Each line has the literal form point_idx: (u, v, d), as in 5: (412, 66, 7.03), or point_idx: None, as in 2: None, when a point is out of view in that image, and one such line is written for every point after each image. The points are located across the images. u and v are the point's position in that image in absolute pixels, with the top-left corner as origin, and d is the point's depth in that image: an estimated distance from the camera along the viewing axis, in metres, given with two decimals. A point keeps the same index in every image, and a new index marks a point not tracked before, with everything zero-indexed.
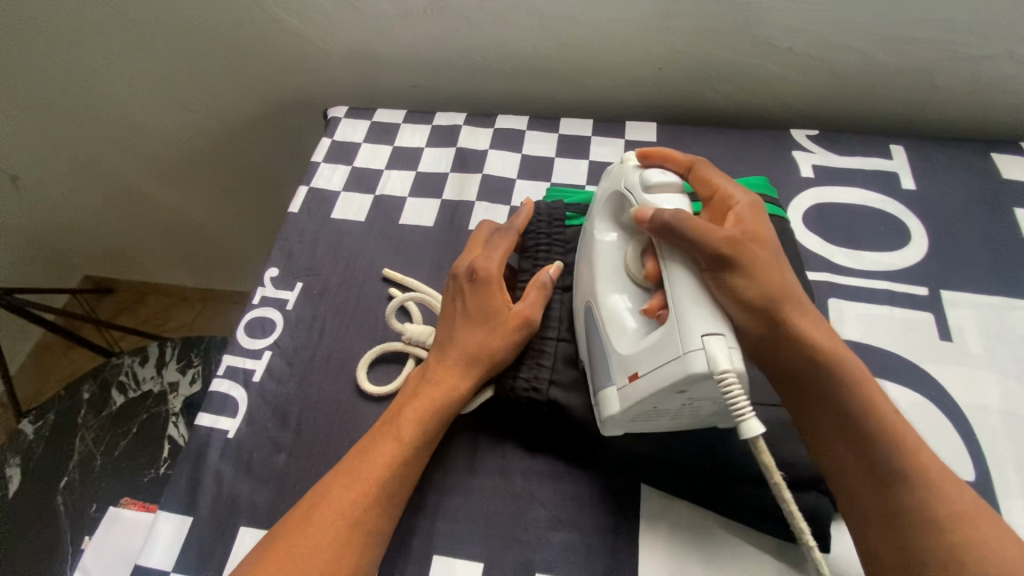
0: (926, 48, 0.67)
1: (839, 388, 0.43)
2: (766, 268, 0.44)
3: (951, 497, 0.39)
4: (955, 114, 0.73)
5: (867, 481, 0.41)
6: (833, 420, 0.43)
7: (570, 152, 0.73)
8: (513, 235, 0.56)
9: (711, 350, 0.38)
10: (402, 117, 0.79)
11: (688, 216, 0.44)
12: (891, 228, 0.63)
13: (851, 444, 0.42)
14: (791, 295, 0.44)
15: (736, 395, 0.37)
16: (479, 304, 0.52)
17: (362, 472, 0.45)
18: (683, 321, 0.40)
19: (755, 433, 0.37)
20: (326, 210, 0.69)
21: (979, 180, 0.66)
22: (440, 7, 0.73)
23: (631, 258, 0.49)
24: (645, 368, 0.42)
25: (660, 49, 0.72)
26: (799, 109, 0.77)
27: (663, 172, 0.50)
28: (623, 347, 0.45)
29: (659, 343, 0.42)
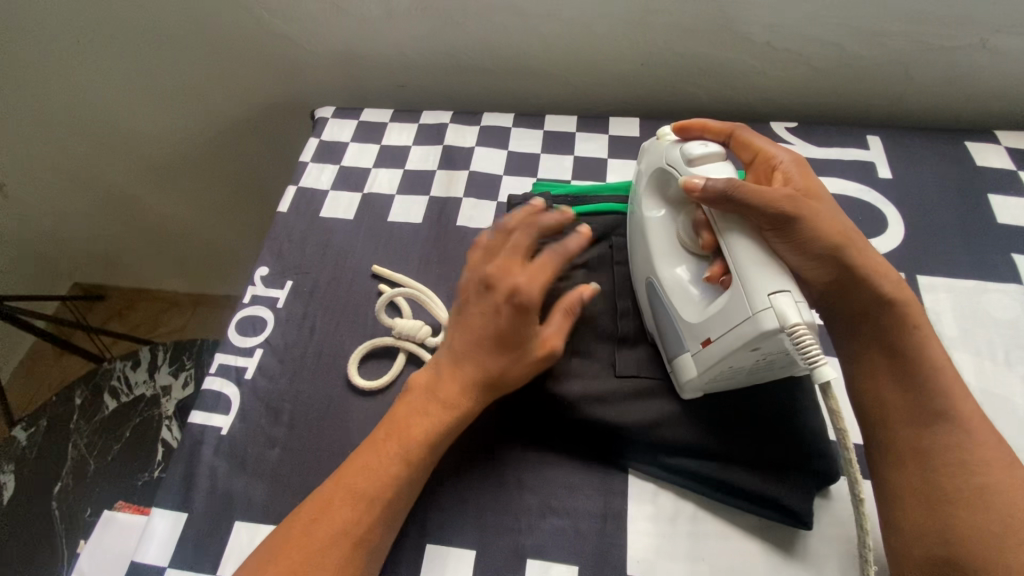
0: (900, 40, 0.69)
1: (900, 330, 0.44)
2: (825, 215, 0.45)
3: (984, 438, 0.40)
4: (931, 104, 0.75)
5: (907, 417, 0.42)
6: (892, 366, 0.44)
7: (555, 148, 0.74)
8: (559, 254, 0.50)
9: (781, 308, 0.39)
10: (388, 116, 0.80)
11: (738, 182, 0.44)
12: (868, 216, 0.65)
13: (898, 386, 0.43)
14: (852, 238, 0.45)
15: (811, 349, 0.38)
16: (512, 329, 0.47)
17: (365, 490, 0.44)
18: (747, 282, 0.42)
19: (829, 378, 0.39)
20: (314, 209, 0.70)
21: (953, 168, 0.68)
22: (425, 7, 0.74)
23: (683, 235, 0.51)
24: (717, 333, 0.43)
25: (641, 45, 0.74)
26: (777, 102, 0.78)
27: (703, 144, 0.50)
28: (691, 316, 0.46)
29: (727, 308, 0.43)
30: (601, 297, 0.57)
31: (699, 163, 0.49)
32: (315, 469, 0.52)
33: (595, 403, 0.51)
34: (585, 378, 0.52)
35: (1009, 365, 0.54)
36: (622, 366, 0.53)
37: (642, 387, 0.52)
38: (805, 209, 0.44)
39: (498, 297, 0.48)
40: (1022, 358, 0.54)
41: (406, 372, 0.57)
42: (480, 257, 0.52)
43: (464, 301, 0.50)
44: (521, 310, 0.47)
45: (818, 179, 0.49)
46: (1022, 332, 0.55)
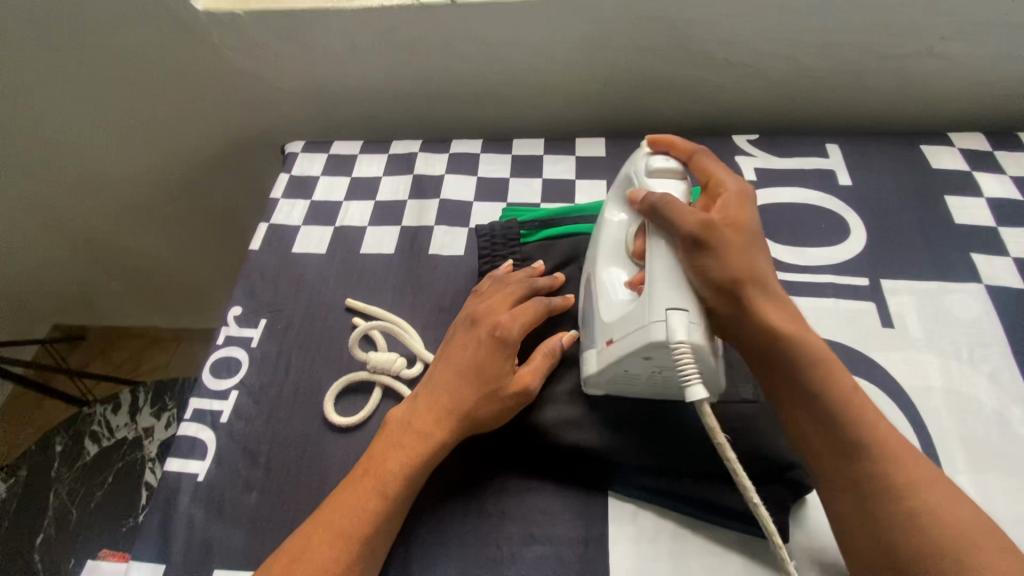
0: (851, 51, 0.71)
1: (800, 370, 0.44)
2: (734, 254, 0.45)
3: (905, 463, 0.40)
4: (886, 109, 0.77)
5: (827, 454, 0.42)
6: (794, 399, 0.44)
7: (523, 172, 0.75)
8: (544, 306, 0.53)
9: (671, 322, 0.42)
10: (358, 148, 0.80)
11: (671, 200, 0.46)
12: (831, 223, 0.66)
13: (816, 422, 0.43)
14: (758, 280, 0.45)
15: (685, 365, 0.41)
16: (486, 361, 0.49)
17: (344, 526, 0.44)
18: (651, 292, 0.44)
19: (695, 398, 0.41)
20: (287, 246, 0.70)
21: (910, 171, 0.70)
22: (389, 40, 0.75)
23: (627, 238, 0.52)
24: (618, 334, 0.46)
25: (602, 66, 0.75)
26: (739, 115, 0.80)
27: (666, 159, 0.51)
28: (605, 315, 0.48)
29: (631, 313, 0.45)
30: (571, 318, 0.57)
31: (655, 176, 0.50)
32: (294, 510, 0.51)
33: (573, 428, 0.51)
34: (563, 404, 0.52)
35: (974, 363, 0.55)
36: None
37: (614, 406, 0.52)
38: (717, 242, 0.45)
39: (481, 330, 0.51)
40: (986, 356, 0.55)
41: (383, 405, 0.57)
42: (473, 302, 0.56)
43: (452, 334, 0.53)
44: (498, 345, 0.49)
45: (755, 217, 0.48)
46: (983, 330, 0.57)
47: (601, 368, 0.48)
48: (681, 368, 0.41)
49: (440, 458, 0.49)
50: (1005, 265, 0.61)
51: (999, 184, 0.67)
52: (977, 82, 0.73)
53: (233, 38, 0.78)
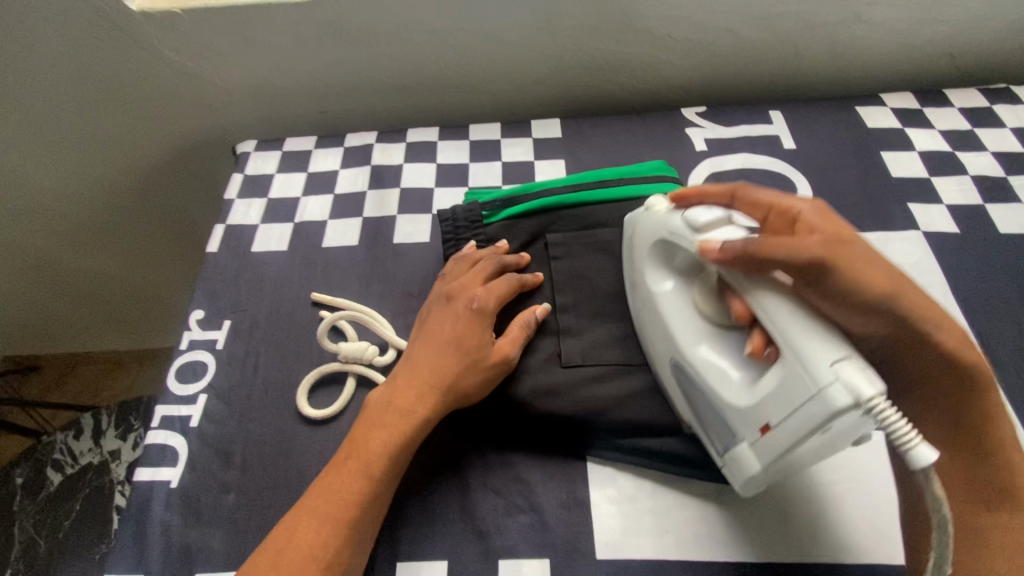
0: (785, 20, 0.74)
1: (969, 388, 0.40)
2: (869, 266, 0.39)
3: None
4: (823, 76, 0.81)
5: (962, 474, 0.41)
6: (950, 429, 0.42)
7: (481, 156, 0.75)
8: (515, 280, 0.55)
9: (849, 379, 0.35)
10: (313, 143, 0.79)
11: (756, 241, 0.40)
12: (779, 184, 0.69)
13: (956, 446, 0.42)
14: (902, 286, 0.39)
15: (894, 421, 0.35)
16: (466, 335, 0.50)
17: (331, 510, 0.43)
18: (803, 356, 0.37)
19: (927, 462, 0.35)
20: (246, 245, 0.69)
21: (848, 131, 0.73)
22: (335, 32, 0.74)
23: (699, 304, 0.47)
24: (777, 418, 0.39)
25: (551, 48, 0.76)
26: (686, 89, 0.82)
27: (707, 210, 0.45)
28: (738, 400, 0.42)
29: (781, 387, 0.38)
30: (541, 293, 0.58)
31: (706, 230, 0.44)
32: (274, 506, 0.51)
33: (550, 397, 0.52)
34: (539, 373, 0.53)
35: None
36: (568, 356, 0.54)
37: (589, 373, 0.53)
38: (843, 259, 0.39)
39: (459, 304, 0.52)
40: None
41: (357, 394, 0.56)
42: (445, 280, 0.57)
43: (428, 312, 0.54)
44: (477, 317, 0.51)
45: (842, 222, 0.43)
46: (924, 274, 0.60)
47: (764, 460, 0.40)
48: (897, 432, 0.35)
49: (424, 436, 0.49)
50: (939, 212, 0.65)
51: (929, 139, 0.71)
52: (902, 44, 0.77)
53: (172, 38, 0.76)
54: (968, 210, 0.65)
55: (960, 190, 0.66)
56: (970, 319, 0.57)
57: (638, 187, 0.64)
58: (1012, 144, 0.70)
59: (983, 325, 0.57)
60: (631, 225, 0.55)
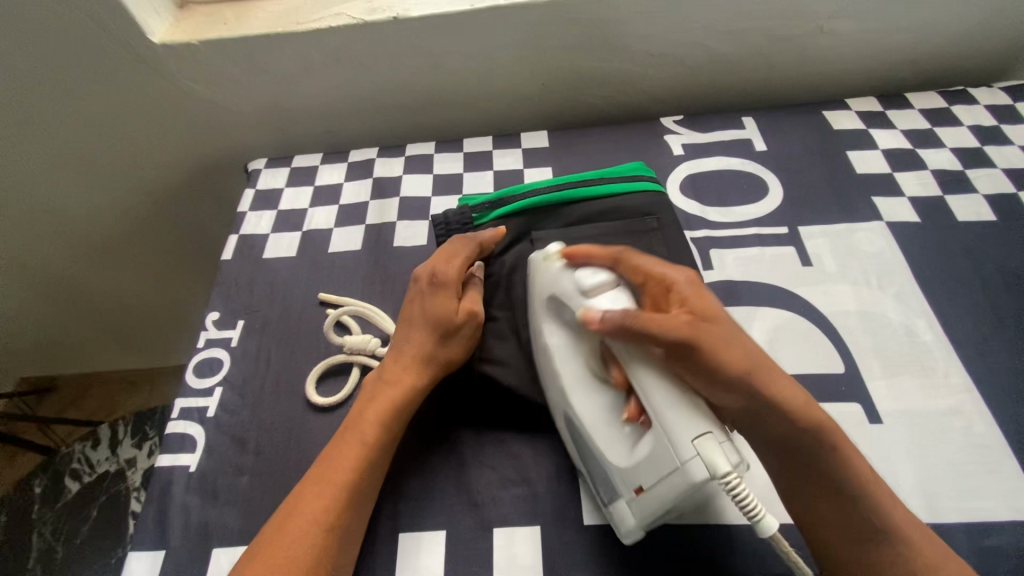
0: (752, 35, 0.80)
1: (826, 454, 0.44)
2: (728, 346, 0.44)
3: (918, 541, 0.42)
4: (793, 84, 0.87)
5: (850, 538, 0.43)
6: (827, 499, 0.44)
7: (475, 166, 0.81)
8: (472, 242, 0.60)
9: (708, 455, 0.40)
10: (318, 160, 0.85)
11: (631, 314, 0.45)
12: (752, 183, 0.73)
13: (839, 514, 0.44)
14: (760, 368, 0.45)
15: (746, 495, 0.39)
16: (433, 309, 0.55)
17: (332, 478, 0.47)
18: (669, 430, 0.41)
19: (772, 530, 0.39)
20: (258, 253, 0.74)
21: (817, 132, 0.78)
22: (338, 58, 0.81)
23: (590, 361, 0.50)
24: (648, 482, 0.43)
25: (538, 66, 0.82)
26: (665, 100, 0.88)
27: (594, 272, 0.50)
28: (617, 460, 0.46)
29: (652, 455, 0.43)
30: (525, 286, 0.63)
31: (593, 294, 0.49)
32: (285, 485, 0.55)
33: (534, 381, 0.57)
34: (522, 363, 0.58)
35: (881, 287, 0.62)
36: None
37: None
38: (704, 335, 0.44)
39: (424, 284, 0.57)
40: (891, 281, 0.63)
41: (361, 383, 0.61)
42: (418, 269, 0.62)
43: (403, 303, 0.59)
44: (440, 289, 0.56)
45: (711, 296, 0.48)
46: (888, 262, 0.64)
47: (640, 519, 0.45)
48: (746, 503, 0.39)
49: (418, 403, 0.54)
50: (901, 204, 0.69)
51: (891, 138, 0.76)
52: (864, 53, 0.83)
53: (189, 68, 0.83)
54: (927, 201, 0.69)
55: (920, 183, 0.71)
56: (931, 300, 0.61)
57: (613, 185, 0.70)
58: (970, 141, 0.74)
59: (943, 304, 0.61)
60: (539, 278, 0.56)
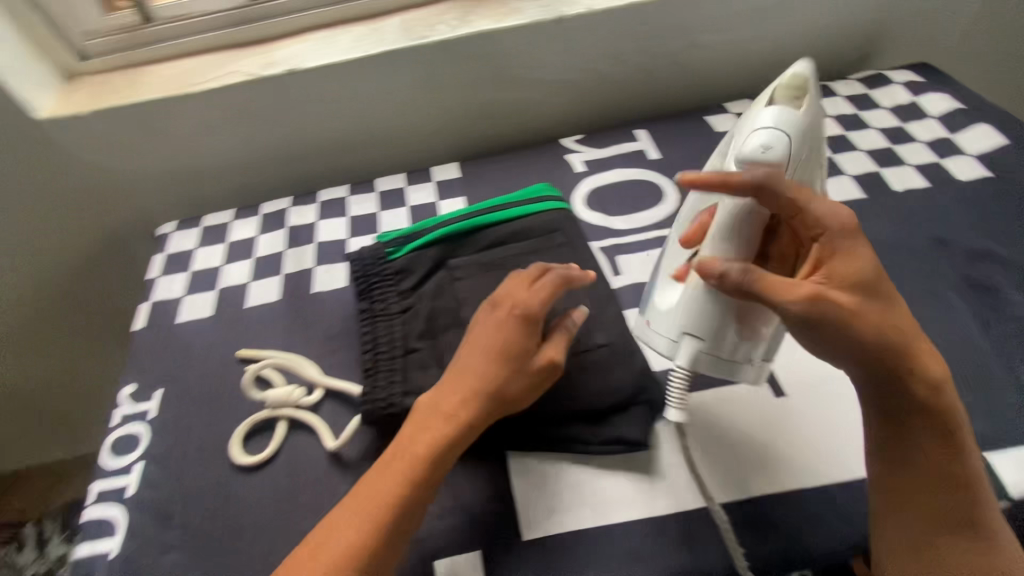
0: (633, 54, 0.86)
1: (952, 454, 0.46)
2: (877, 329, 0.45)
3: (1000, 540, 0.44)
4: (680, 95, 0.94)
5: (941, 523, 0.45)
6: (937, 487, 0.45)
7: (390, 204, 0.81)
8: (564, 280, 0.54)
9: (682, 343, 0.52)
10: (230, 217, 0.84)
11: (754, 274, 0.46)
12: (650, 189, 0.78)
13: (943, 505, 0.45)
14: (907, 360, 0.46)
15: (675, 386, 0.51)
16: (512, 336, 0.50)
17: (365, 516, 0.44)
18: (676, 314, 0.52)
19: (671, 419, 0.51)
20: (172, 318, 0.72)
21: (704, 137, 0.84)
22: (238, 114, 0.81)
23: (693, 212, 0.55)
24: (653, 322, 0.55)
25: (438, 102, 0.85)
26: (566, 122, 0.93)
27: (766, 148, 0.49)
28: (658, 293, 0.56)
29: (667, 312, 0.54)
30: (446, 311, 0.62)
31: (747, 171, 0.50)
32: (215, 553, 0.53)
33: None
34: None
35: None
36: None
37: None
38: (855, 312, 0.45)
39: (505, 310, 0.53)
40: None
41: (289, 438, 0.59)
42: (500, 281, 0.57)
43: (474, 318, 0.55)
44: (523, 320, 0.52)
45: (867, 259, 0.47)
46: None
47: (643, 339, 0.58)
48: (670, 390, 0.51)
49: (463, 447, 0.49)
50: None
51: None
52: (735, 61, 0.91)
53: (83, 140, 0.81)
54: None
55: None
56: None
57: (520, 209, 0.72)
58: (836, 129, 0.82)
59: None
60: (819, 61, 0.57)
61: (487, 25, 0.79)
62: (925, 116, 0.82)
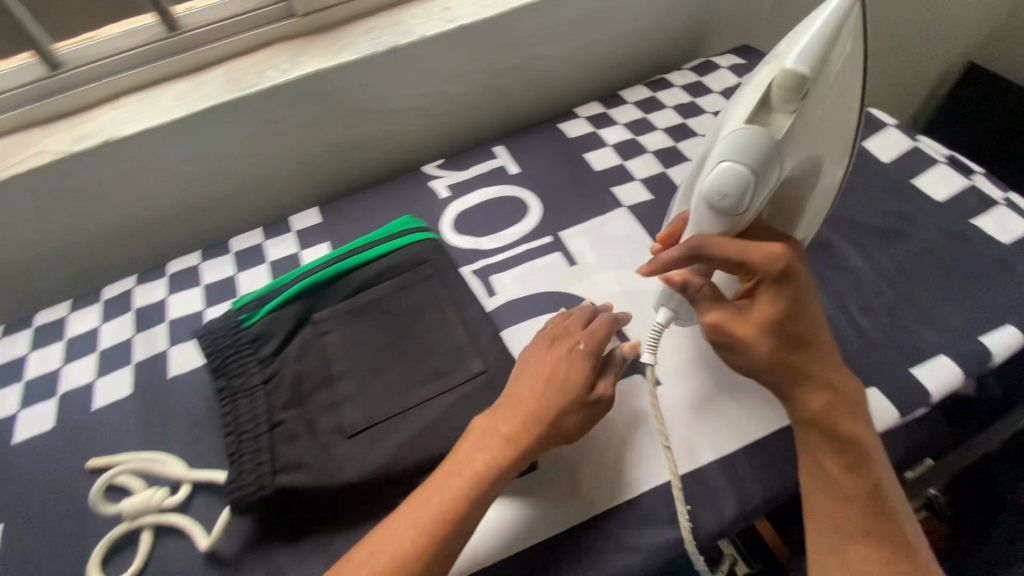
0: (477, 74, 0.87)
1: (865, 467, 0.47)
2: (794, 356, 0.47)
3: (905, 547, 0.45)
4: (533, 106, 0.96)
5: (851, 526, 0.46)
6: (851, 495, 0.46)
7: (247, 264, 0.75)
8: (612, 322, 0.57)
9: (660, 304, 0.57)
10: (67, 308, 0.76)
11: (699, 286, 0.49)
12: (513, 204, 0.79)
13: (858, 510, 0.46)
14: (822, 381, 0.48)
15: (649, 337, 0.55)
16: (574, 373, 0.51)
17: (388, 553, 0.44)
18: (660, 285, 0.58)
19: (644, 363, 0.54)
20: (6, 440, 0.63)
21: (559, 144, 0.86)
22: (54, 197, 0.73)
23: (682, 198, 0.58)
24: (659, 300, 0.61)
25: (285, 150, 0.81)
26: (426, 148, 0.92)
27: (722, 194, 0.47)
28: None
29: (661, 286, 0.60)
30: (312, 372, 0.58)
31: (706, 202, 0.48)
32: None
33: (344, 466, 0.52)
34: (324, 457, 0.52)
35: (635, 264, 0.70)
36: (351, 425, 0.54)
37: (373, 432, 0.54)
38: (769, 344, 0.47)
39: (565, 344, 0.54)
40: (641, 257, 0.71)
41: (158, 545, 0.53)
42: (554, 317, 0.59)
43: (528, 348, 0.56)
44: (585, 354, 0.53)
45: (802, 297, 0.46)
46: (636, 241, 0.72)
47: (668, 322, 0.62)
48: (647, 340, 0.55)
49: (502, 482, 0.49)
50: (636, 188, 0.79)
51: (616, 133, 0.86)
52: (578, 66, 0.94)
53: None
54: (655, 179, 0.79)
55: (646, 165, 0.81)
56: None
57: (384, 246, 0.68)
58: (675, 119, 0.87)
59: None
60: (839, 18, 0.45)
61: (316, 65, 0.76)
62: None
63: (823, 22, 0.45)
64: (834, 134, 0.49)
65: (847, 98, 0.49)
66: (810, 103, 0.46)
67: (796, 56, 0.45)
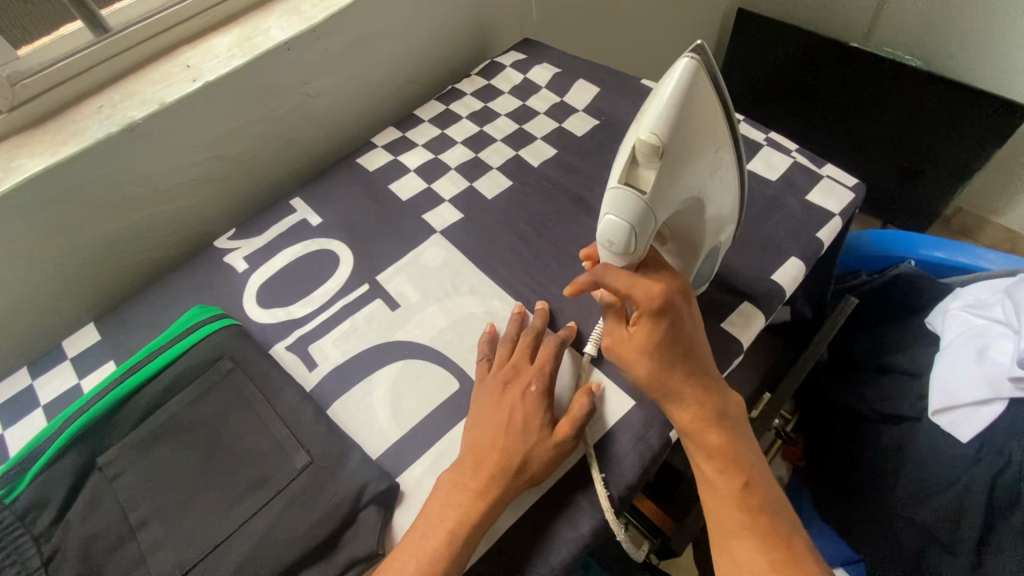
0: (250, 130, 0.79)
1: (733, 469, 0.49)
2: (666, 376, 0.50)
3: (778, 539, 0.46)
4: (328, 146, 0.89)
5: (727, 521, 0.47)
6: (724, 493, 0.48)
7: (15, 414, 0.63)
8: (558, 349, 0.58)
9: None
10: None
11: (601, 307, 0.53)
12: (321, 259, 0.73)
13: (732, 506, 0.48)
14: (698, 399, 0.50)
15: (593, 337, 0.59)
16: (527, 415, 0.52)
17: None
18: None
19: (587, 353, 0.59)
20: None
21: (359, 181, 0.81)
22: None
23: None
24: None
25: (34, 268, 0.69)
26: (219, 219, 0.83)
27: (610, 241, 0.49)
28: None
29: None
30: (106, 531, 0.50)
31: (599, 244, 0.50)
32: None
33: None
34: None
35: (458, 291, 0.68)
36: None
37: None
38: (643, 366, 0.50)
39: (516, 387, 0.54)
40: (463, 281, 0.69)
41: None
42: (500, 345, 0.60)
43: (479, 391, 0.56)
44: (537, 397, 0.53)
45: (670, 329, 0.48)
46: (455, 266, 0.70)
47: None
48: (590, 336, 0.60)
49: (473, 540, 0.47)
50: (446, 210, 0.76)
51: (416, 157, 0.83)
52: (363, 96, 0.89)
53: None
54: (462, 197, 0.77)
55: (452, 183, 0.79)
56: (497, 279, 0.68)
57: (169, 352, 0.59)
58: (472, 128, 0.85)
59: (505, 277, 0.68)
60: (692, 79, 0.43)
61: (36, 165, 0.64)
62: (538, 89, 0.89)
63: (677, 80, 0.42)
64: (714, 165, 0.49)
65: (716, 142, 0.48)
66: (676, 163, 0.45)
67: (654, 119, 0.42)
